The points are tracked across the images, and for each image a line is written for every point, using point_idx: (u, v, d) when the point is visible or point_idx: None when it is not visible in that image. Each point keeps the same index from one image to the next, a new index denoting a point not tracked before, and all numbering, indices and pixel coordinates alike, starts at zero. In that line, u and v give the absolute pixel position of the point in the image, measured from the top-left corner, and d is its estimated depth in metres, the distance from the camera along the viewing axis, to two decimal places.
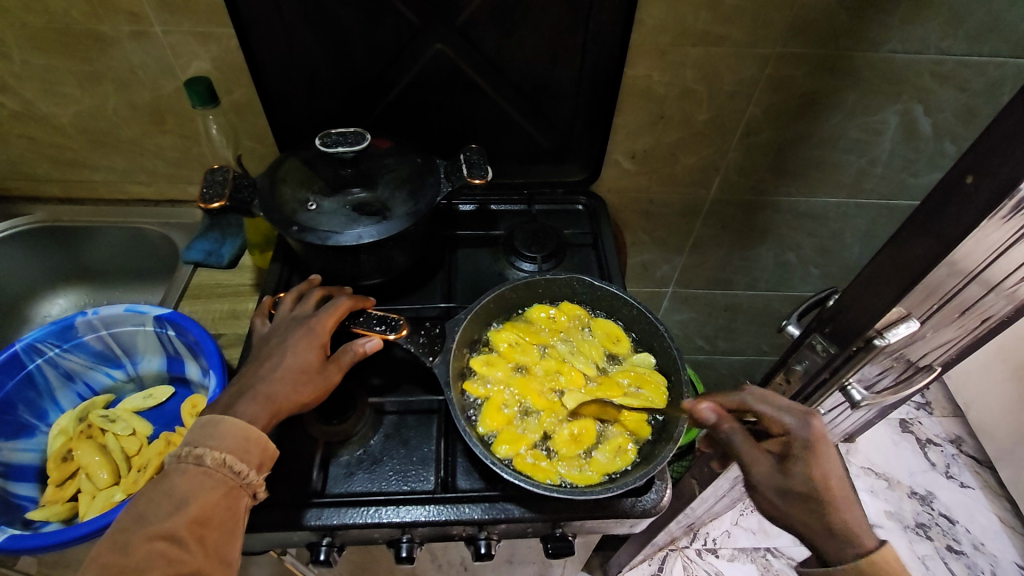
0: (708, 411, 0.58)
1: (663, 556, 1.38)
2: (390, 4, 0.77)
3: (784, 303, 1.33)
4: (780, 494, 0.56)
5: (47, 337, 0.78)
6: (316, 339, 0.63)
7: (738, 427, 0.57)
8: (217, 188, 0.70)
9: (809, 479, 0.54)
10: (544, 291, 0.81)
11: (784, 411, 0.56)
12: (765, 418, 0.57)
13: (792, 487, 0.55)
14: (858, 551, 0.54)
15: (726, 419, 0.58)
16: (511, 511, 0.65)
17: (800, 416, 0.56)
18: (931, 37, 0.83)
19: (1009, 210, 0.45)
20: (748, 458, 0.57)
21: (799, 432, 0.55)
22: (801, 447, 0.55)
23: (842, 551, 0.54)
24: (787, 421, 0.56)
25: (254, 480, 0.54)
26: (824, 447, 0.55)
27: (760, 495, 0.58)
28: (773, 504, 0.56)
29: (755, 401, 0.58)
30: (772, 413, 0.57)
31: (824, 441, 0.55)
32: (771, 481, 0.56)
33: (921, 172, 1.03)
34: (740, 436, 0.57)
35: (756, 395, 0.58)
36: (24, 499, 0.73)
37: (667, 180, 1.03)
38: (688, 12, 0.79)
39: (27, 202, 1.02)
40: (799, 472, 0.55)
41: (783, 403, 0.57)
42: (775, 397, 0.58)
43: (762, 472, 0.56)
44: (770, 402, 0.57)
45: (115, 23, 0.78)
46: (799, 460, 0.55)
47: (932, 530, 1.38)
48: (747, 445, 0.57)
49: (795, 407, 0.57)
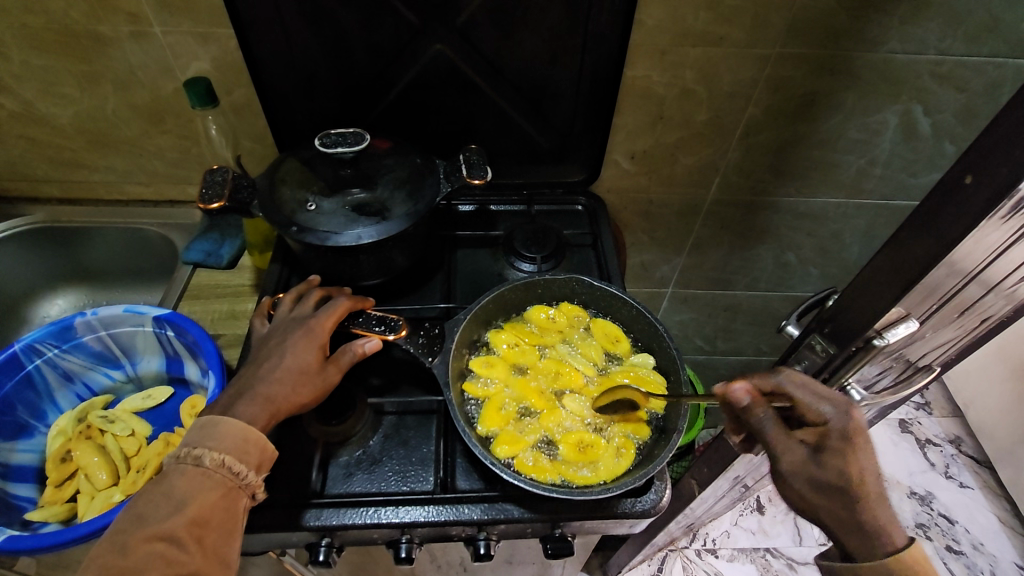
0: (743, 394, 0.55)
1: (663, 556, 1.38)
2: (390, 4, 0.77)
3: (783, 303, 1.33)
4: (812, 487, 0.54)
5: (47, 337, 0.78)
6: (315, 339, 0.63)
7: (772, 412, 0.55)
8: (217, 188, 0.70)
9: (843, 472, 0.53)
10: (543, 292, 0.81)
11: (823, 398, 0.55)
12: (802, 404, 0.56)
13: (825, 479, 0.53)
14: (886, 549, 0.53)
15: (760, 403, 0.56)
16: (511, 512, 0.65)
17: (839, 405, 0.55)
18: (931, 37, 0.83)
19: (1008, 210, 0.45)
20: (780, 445, 0.55)
21: (838, 421, 0.54)
22: (838, 438, 0.54)
23: (870, 549, 0.54)
24: (826, 410, 0.55)
25: (253, 481, 0.54)
26: (862, 440, 0.54)
27: (788, 488, 0.56)
28: (802, 497, 0.55)
29: (792, 385, 0.56)
30: (811, 400, 0.56)
31: (862, 433, 0.54)
32: (803, 472, 0.54)
33: (920, 172, 1.03)
34: (773, 421, 0.55)
35: (794, 378, 0.57)
36: (24, 500, 0.73)
37: (667, 180, 1.03)
38: (688, 12, 0.79)
39: (26, 203, 1.02)
40: (833, 464, 0.53)
41: (823, 391, 0.56)
42: (813, 384, 0.57)
43: (794, 461, 0.54)
44: (808, 388, 0.56)
45: (115, 24, 0.78)
46: (835, 452, 0.54)
47: (932, 530, 1.38)
48: (780, 431, 0.55)
49: (834, 397, 0.56)
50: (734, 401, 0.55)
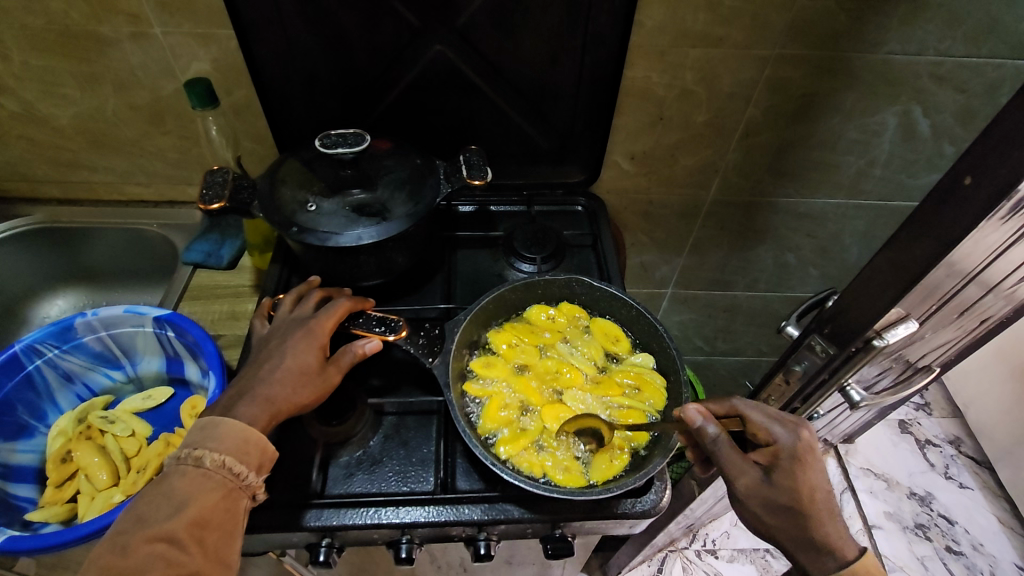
0: (696, 415, 0.59)
1: (663, 557, 1.38)
2: (390, 4, 0.77)
3: (783, 303, 1.33)
4: (764, 506, 0.56)
5: (47, 337, 0.78)
6: (316, 340, 0.63)
7: (725, 434, 0.58)
8: (218, 189, 0.71)
9: (795, 490, 0.55)
10: (544, 292, 0.81)
11: (775, 421, 0.58)
12: (755, 426, 0.59)
13: (776, 498, 0.55)
14: (839, 562, 0.54)
15: (712, 423, 0.58)
16: (511, 512, 0.65)
17: (790, 426, 0.57)
18: (930, 38, 0.84)
19: (1008, 211, 0.45)
20: (733, 466, 0.57)
21: (788, 442, 0.56)
22: (789, 458, 0.56)
23: (823, 563, 0.54)
24: (777, 431, 0.57)
25: (253, 482, 0.54)
26: (815, 461, 0.56)
27: (745, 509, 0.57)
28: (757, 518, 0.57)
29: (746, 409, 0.60)
30: (762, 422, 0.58)
31: (813, 454, 0.56)
32: (755, 492, 0.56)
33: (920, 172, 1.03)
34: (726, 443, 0.57)
35: (747, 404, 0.60)
36: (24, 500, 0.73)
37: (667, 181, 1.03)
38: (688, 13, 0.79)
39: (26, 203, 1.02)
40: (783, 483, 0.55)
41: (775, 414, 0.59)
42: (767, 409, 0.60)
43: (748, 483, 0.56)
44: (761, 411, 0.59)
45: (115, 24, 0.78)
46: (786, 472, 0.56)
47: (932, 530, 1.38)
48: (730, 452, 0.57)
49: (786, 418, 0.58)
50: (689, 422, 0.59)
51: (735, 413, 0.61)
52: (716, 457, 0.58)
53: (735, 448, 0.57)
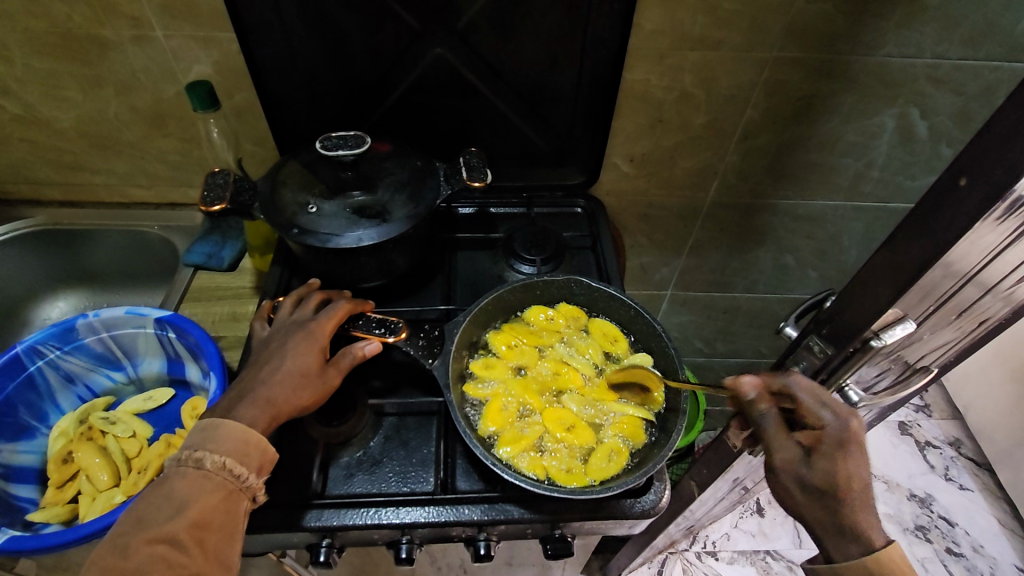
0: (748, 387, 0.60)
1: (663, 559, 1.38)
2: (390, 8, 0.78)
3: (782, 305, 1.33)
4: (796, 484, 0.56)
5: (49, 339, 0.78)
6: (316, 342, 0.64)
7: (773, 410, 0.59)
8: (218, 191, 0.71)
9: (830, 476, 0.55)
10: (543, 293, 0.82)
11: (825, 405, 0.56)
12: (804, 408, 0.57)
13: (809, 480, 0.55)
14: (863, 549, 0.54)
15: (764, 399, 0.59)
16: (511, 512, 0.66)
17: (841, 413, 0.56)
18: (926, 41, 0.84)
19: (1004, 211, 0.45)
20: (773, 442, 0.58)
21: (835, 427, 0.55)
22: (832, 444, 0.55)
23: (846, 549, 0.55)
24: (825, 416, 0.56)
25: (254, 483, 0.54)
26: (858, 450, 0.55)
27: (778, 483, 0.58)
28: (788, 493, 0.57)
29: (799, 389, 0.58)
30: (813, 405, 0.57)
31: (858, 443, 0.55)
32: (792, 468, 0.57)
33: (918, 175, 1.04)
34: (773, 418, 0.58)
35: (802, 384, 0.58)
36: (24, 501, 0.74)
37: (667, 183, 1.03)
38: (686, 16, 0.80)
39: (27, 206, 1.03)
40: (820, 468, 0.55)
41: (827, 397, 0.57)
42: (822, 392, 0.58)
43: (785, 459, 0.57)
44: (814, 394, 0.57)
45: (117, 28, 0.79)
46: (825, 457, 0.55)
47: (932, 532, 1.38)
48: (773, 426, 0.58)
49: (838, 404, 0.56)
50: (739, 394, 0.60)
51: (787, 392, 0.58)
52: (761, 430, 0.59)
53: (778, 424, 0.58)
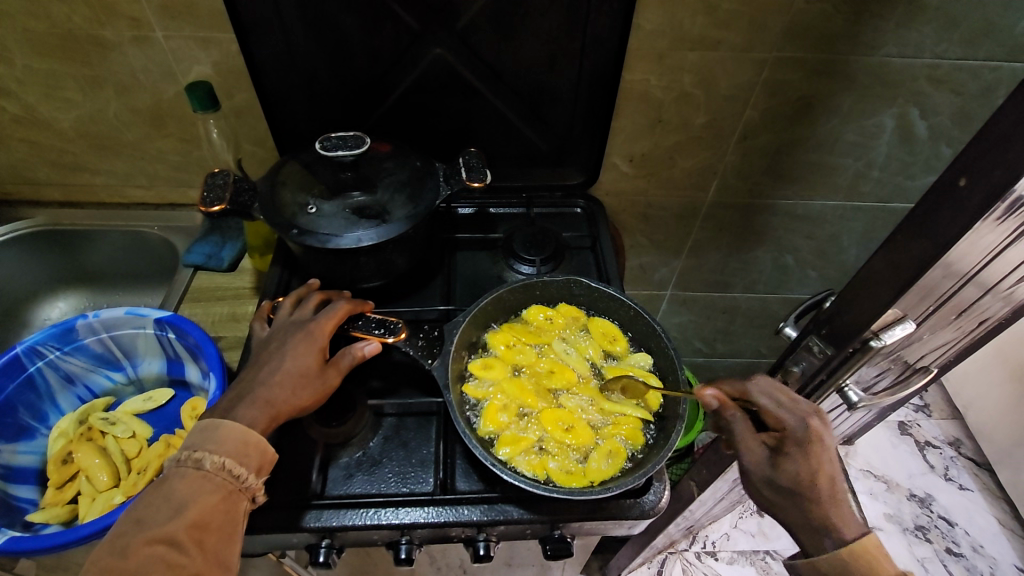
0: (711, 398, 0.59)
1: (663, 559, 1.38)
2: (390, 8, 0.78)
3: (782, 305, 1.33)
4: (768, 485, 0.57)
5: (49, 339, 0.79)
6: (315, 343, 0.64)
7: (741, 416, 0.58)
8: (218, 191, 0.71)
9: (797, 476, 0.55)
10: (542, 294, 0.82)
11: (785, 407, 0.57)
12: (766, 411, 0.58)
13: (779, 481, 0.56)
14: (837, 542, 0.54)
15: (730, 406, 0.58)
16: (510, 513, 0.66)
17: (801, 414, 0.56)
18: (926, 41, 0.84)
19: (1004, 211, 0.45)
20: (743, 447, 0.57)
21: (798, 428, 0.56)
22: (797, 445, 0.55)
23: (820, 542, 0.55)
24: (786, 417, 0.57)
25: (253, 484, 0.54)
26: (823, 448, 0.55)
27: (751, 484, 0.59)
28: (761, 493, 0.58)
29: (758, 393, 0.59)
30: (773, 408, 0.57)
31: (822, 442, 0.55)
32: (761, 471, 0.57)
33: (918, 175, 1.04)
34: (741, 423, 0.58)
35: (761, 388, 0.59)
36: (25, 502, 0.74)
37: (666, 183, 1.03)
38: (686, 17, 0.80)
39: (27, 206, 1.03)
40: (787, 468, 0.55)
41: (788, 398, 0.58)
42: (783, 394, 0.59)
43: (754, 463, 0.57)
44: (773, 398, 0.58)
45: (116, 28, 0.79)
46: (791, 458, 0.55)
47: (931, 531, 1.38)
48: (742, 432, 0.58)
49: (799, 404, 0.57)
50: (706, 405, 0.59)
51: (747, 397, 0.59)
52: (731, 436, 0.58)
53: (747, 429, 0.58)
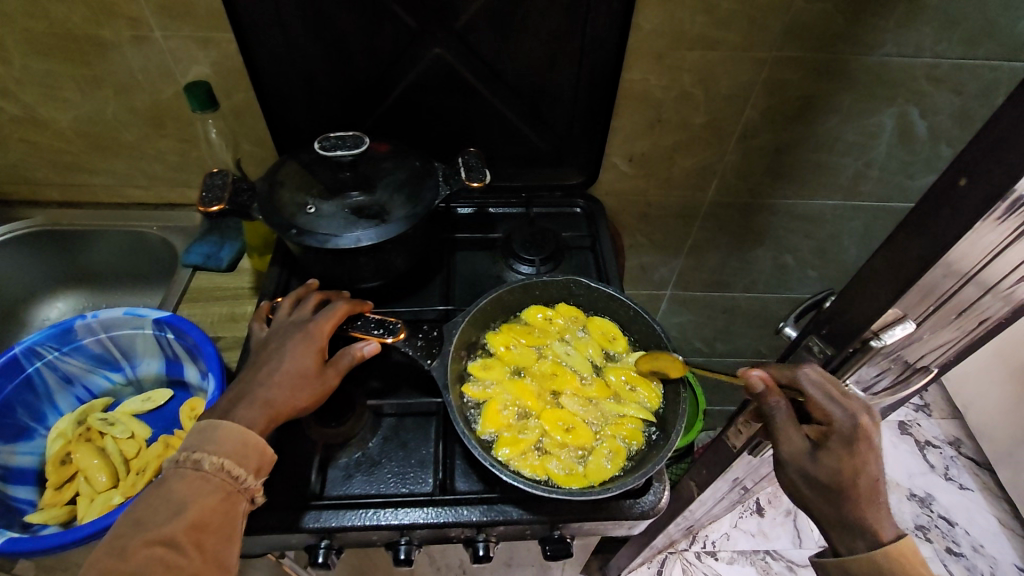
0: (758, 381, 0.58)
1: (663, 559, 1.38)
2: (389, 8, 0.78)
3: (782, 305, 1.33)
4: (802, 478, 0.56)
5: (47, 340, 0.78)
6: (314, 343, 0.64)
7: (784, 403, 0.57)
8: (217, 191, 0.71)
9: (835, 472, 0.54)
10: (542, 294, 0.82)
11: (836, 401, 0.55)
12: (814, 403, 0.56)
13: (815, 474, 0.55)
14: (870, 543, 0.54)
15: (774, 392, 0.58)
16: (510, 513, 0.66)
17: (851, 410, 0.54)
18: (926, 41, 0.84)
19: (1004, 211, 0.45)
20: (782, 435, 0.57)
21: (844, 423, 0.54)
22: (840, 440, 0.54)
23: (853, 543, 0.55)
24: (833, 411, 0.55)
25: (252, 485, 0.54)
26: (868, 447, 0.53)
27: (786, 476, 0.58)
28: (795, 486, 0.57)
29: (808, 383, 0.57)
30: (823, 400, 0.55)
31: (868, 440, 0.53)
32: (799, 462, 0.56)
33: (917, 174, 1.04)
34: (784, 410, 0.57)
35: (812, 377, 0.57)
36: (24, 502, 0.74)
37: (666, 183, 1.03)
38: (686, 16, 0.79)
39: (26, 206, 1.02)
40: (827, 463, 0.54)
41: (839, 393, 0.55)
42: (833, 386, 0.56)
43: (791, 452, 0.56)
44: (824, 389, 0.56)
45: (115, 28, 0.78)
46: (831, 453, 0.54)
47: (932, 531, 1.38)
48: (783, 419, 0.57)
49: (851, 400, 0.55)
50: (750, 387, 0.58)
51: (796, 385, 0.58)
52: (771, 423, 0.58)
53: (789, 417, 0.57)
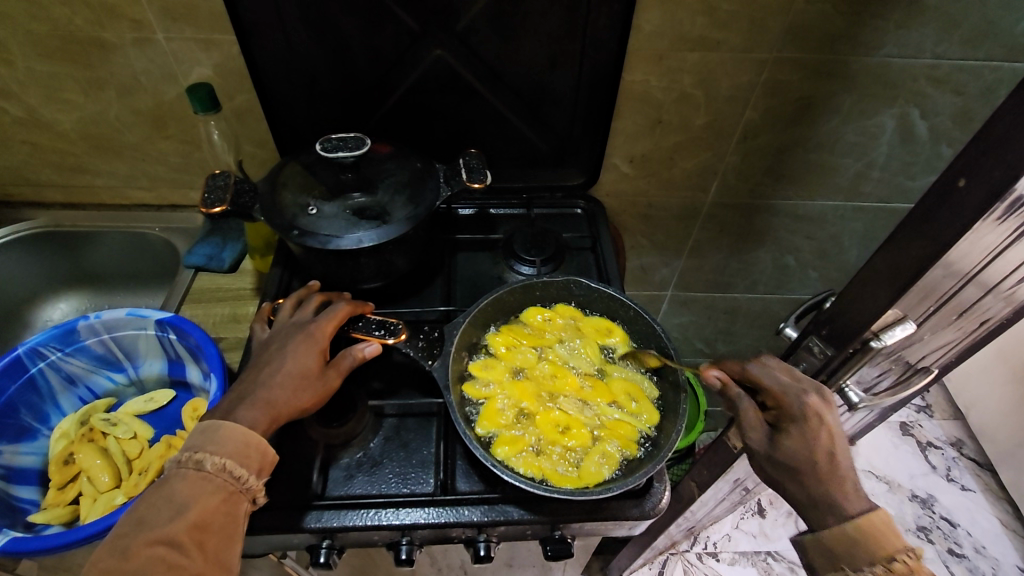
0: (714, 377, 0.60)
1: (663, 560, 1.38)
2: (390, 9, 0.78)
3: (783, 306, 1.33)
4: (769, 463, 0.56)
5: (50, 341, 0.79)
6: (316, 344, 0.64)
7: (743, 392, 0.59)
8: (219, 193, 0.71)
9: (797, 453, 0.54)
10: (543, 294, 0.82)
11: (786, 386, 0.57)
12: (768, 390, 0.58)
13: (780, 459, 0.55)
14: (840, 517, 0.52)
15: (732, 384, 0.59)
16: (511, 513, 0.66)
17: (800, 393, 0.56)
18: (927, 41, 0.84)
19: (1004, 211, 0.45)
20: (744, 424, 0.58)
21: (796, 406, 0.56)
22: (795, 423, 0.55)
23: (823, 519, 0.54)
24: (786, 396, 0.57)
25: (254, 485, 0.55)
26: (821, 426, 0.54)
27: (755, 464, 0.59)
28: (763, 471, 0.58)
29: (760, 373, 0.59)
30: (776, 386, 0.58)
31: (821, 418, 0.55)
32: (764, 450, 0.57)
33: (918, 175, 1.04)
34: (745, 401, 0.58)
35: (762, 368, 0.60)
36: (26, 503, 0.74)
37: (666, 184, 1.03)
38: (686, 18, 0.80)
39: (28, 208, 1.03)
40: (788, 445, 0.55)
41: (789, 378, 0.58)
42: (784, 373, 0.59)
43: (756, 441, 0.57)
44: (774, 376, 0.59)
45: (118, 30, 0.79)
46: (790, 435, 0.55)
47: (934, 533, 1.37)
48: (744, 410, 0.58)
49: (800, 384, 0.57)
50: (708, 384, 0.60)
51: (750, 377, 0.60)
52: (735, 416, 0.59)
53: (750, 407, 0.58)
